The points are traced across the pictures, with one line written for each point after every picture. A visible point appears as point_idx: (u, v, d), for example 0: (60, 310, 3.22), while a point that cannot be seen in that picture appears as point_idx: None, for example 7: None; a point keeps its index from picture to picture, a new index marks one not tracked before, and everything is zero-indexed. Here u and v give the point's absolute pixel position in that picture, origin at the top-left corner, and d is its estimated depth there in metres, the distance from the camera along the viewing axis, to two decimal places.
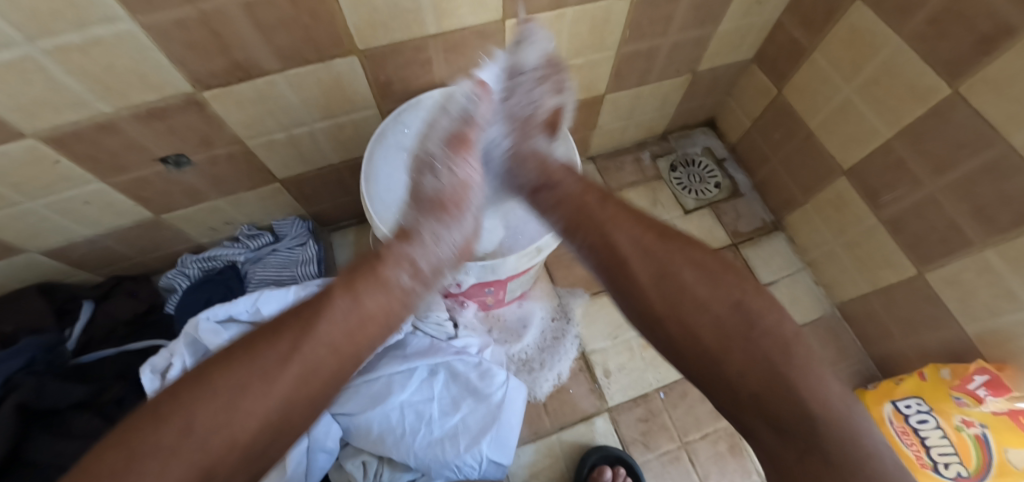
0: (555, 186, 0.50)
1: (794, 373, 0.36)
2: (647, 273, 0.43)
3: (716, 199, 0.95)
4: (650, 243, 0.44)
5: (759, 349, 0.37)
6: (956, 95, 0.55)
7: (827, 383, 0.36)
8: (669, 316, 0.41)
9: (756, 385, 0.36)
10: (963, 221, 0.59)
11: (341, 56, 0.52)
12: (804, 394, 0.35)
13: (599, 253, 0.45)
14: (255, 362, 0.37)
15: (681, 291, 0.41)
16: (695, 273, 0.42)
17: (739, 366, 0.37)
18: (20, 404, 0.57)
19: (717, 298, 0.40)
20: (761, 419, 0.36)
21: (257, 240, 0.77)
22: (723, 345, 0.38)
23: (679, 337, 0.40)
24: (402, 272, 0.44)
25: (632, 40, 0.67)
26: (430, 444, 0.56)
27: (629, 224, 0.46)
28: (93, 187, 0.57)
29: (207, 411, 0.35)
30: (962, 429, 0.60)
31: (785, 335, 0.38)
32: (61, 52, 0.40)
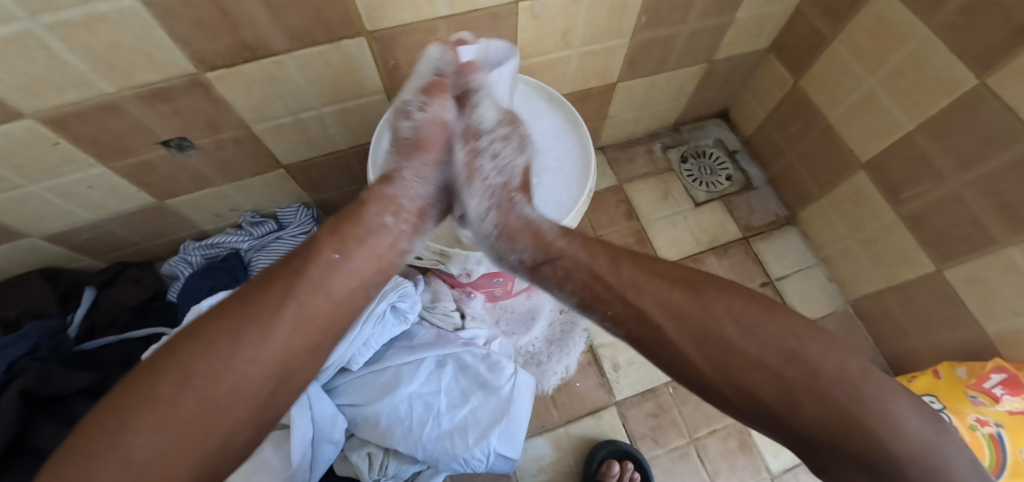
0: (558, 258, 0.44)
1: (872, 420, 0.33)
2: (687, 340, 0.38)
3: (728, 192, 0.93)
4: (680, 302, 0.39)
5: (835, 400, 0.34)
6: (984, 87, 0.53)
7: (914, 424, 0.33)
8: (724, 379, 0.37)
9: (830, 437, 0.34)
10: (988, 218, 0.58)
11: (350, 37, 0.51)
12: (886, 440, 0.32)
13: (631, 324, 0.40)
14: (251, 310, 0.36)
15: (727, 349, 0.37)
16: (737, 328, 0.38)
17: (813, 418, 0.34)
18: (24, 389, 0.56)
19: (771, 352, 0.36)
20: (856, 471, 0.33)
21: (262, 228, 0.76)
22: (788, 403, 0.35)
23: (735, 399, 0.37)
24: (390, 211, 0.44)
25: (649, 27, 0.65)
26: (438, 436, 0.55)
27: (654, 283, 0.41)
28: (96, 170, 0.56)
29: (206, 362, 0.33)
30: (976, 428, 0.58)
31: (857, 378, 0.34)
32: (63, 28, 0.39)
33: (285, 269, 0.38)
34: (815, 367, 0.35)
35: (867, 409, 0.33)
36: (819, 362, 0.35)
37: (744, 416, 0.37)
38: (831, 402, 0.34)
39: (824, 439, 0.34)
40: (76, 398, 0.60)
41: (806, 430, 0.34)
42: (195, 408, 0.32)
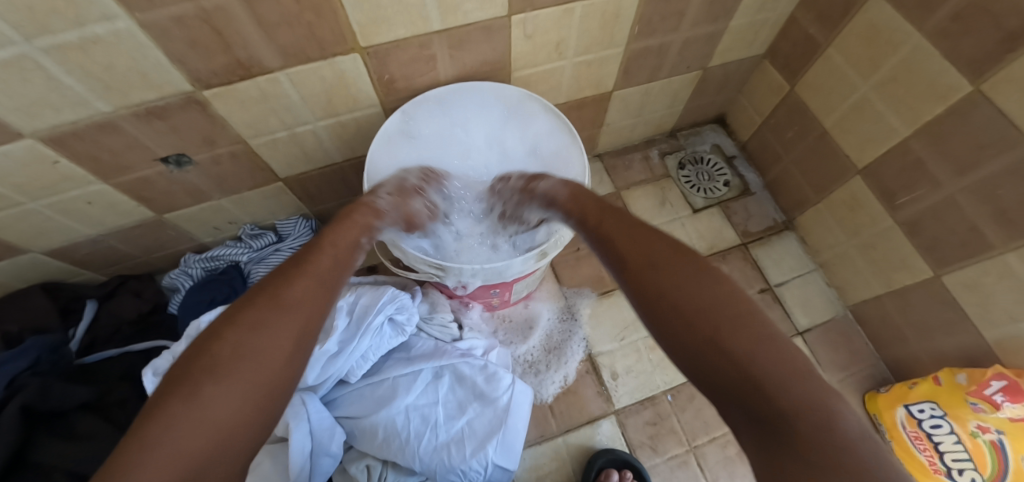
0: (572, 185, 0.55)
1: (782, 382, 0.30)
2: (631, 271, 0.42)
3: (725, 198, 0.93)
4: (624, 246, 0.44)
5: (735, 338, 0.33)
6: (978, 93, 0.53)
7: (811, 375, 0.31)
8: (655, 305, 0.38)
9: (739, 391, 0.31)
10: (984, 224, 0.57)
11: (344, 53, 0.51)
12: (777, 390, 0.30)
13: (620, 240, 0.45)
14: (265, 299, 0.37)
15: (657, 280, 0.39)
16: (663, 266, 0.40)
17: (718, 362, 0.32)
18: (24, 405, 0.57)
19: (684, 288, 0.37)
20: (744, 417, 0.31)
21: (260, 240, 0.77)
22: (702, 334, 0.34)
23: (659, 327, 0.37)
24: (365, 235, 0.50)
25: (642, 36, 0.66)
26: (435, 448, 0.55)
27: (616, 229, 0.46)
28: (94, 187, 0.57)
29: (243, 342, 0.33)
30: (978, 435, 0.59)
31: (773, 332, 0.33)
32: (60, 50, 0.39)
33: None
34: (729, 307, 0.35)
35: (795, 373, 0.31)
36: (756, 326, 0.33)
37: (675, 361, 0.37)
38: (730, 347, 0.32)
39: (727, 384, 0.32)
40: (77, 413, 0.61)
41: (717, 373, 0.32)
42: (251, 383, 0.32)
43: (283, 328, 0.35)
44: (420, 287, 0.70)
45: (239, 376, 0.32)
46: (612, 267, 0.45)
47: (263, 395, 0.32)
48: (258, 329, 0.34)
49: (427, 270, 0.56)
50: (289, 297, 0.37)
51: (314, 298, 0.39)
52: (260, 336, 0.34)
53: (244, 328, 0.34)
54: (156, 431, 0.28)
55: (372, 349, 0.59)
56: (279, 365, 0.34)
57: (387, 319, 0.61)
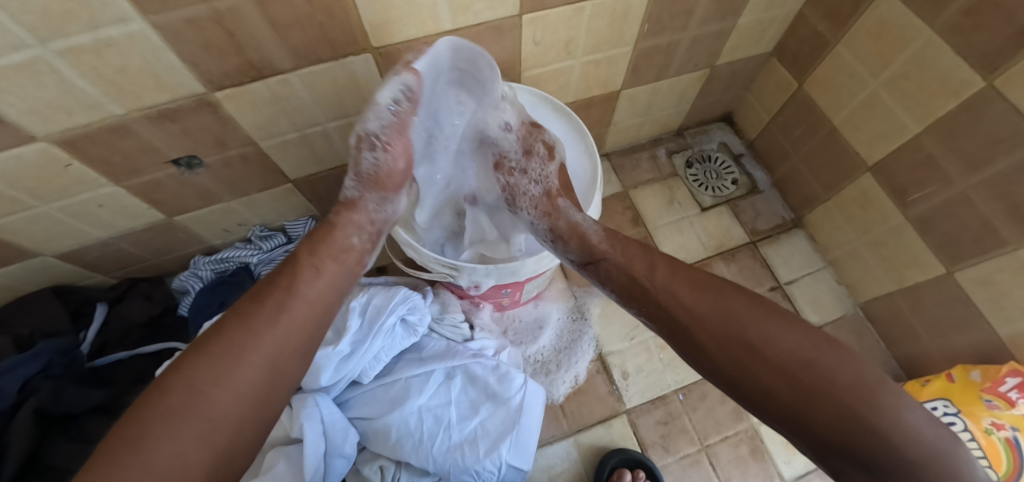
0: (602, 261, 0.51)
1: (880, 421, 0.35)
2: (709, 334, 0.42)
3: (734, 196, 0.93)
4: (704, 304, 0.43)
5: (845, 401, 0.36)
6: (990, 88, 0.53)
7: (913, 423, 0.35)
8: (745, 376, 0.40)
9: (841, 440, 0.36)
10: (998, 220, 0.57)
11: (354, 54, 0.51)
12: (897, 442, 0.35)
13: (661, 323, 0.46)
14: (244, 324, 0.40)
15: (749, 347, 0.40)
16: (760, 327, 0.41)
17: (826, 422, 0.36)
18: (38, 408, 0.57)
19: (789, 353, 0.39)
20: (855, 468, 0.36)
21: (270, 241, 0.77)
22: (806, 401, 0.37)
23: (757, 394, 0.40)
24: (353, 235, 0.49)
25: (651, 34, 0.66)
26: (449, 449, 0.55)
27: (683, 285, 0.45)
28: (106, 190, 0.57)
29: (206, 373, 0.37)
30: (993, 432, 0.58)
31: (867, 386, 0.37)
32: (74, 53, 0.39)
33: (274, 286, 0.43)
34: (829, 369, 0.38)
35: (879, 414, 0.35)
36: (835, 370, 0.38)
37: (766, 418, 0.40)
38: (849, 409, 0.36)
39: (840, 442, 0.36)
40: (88, 415, 0.60)
41: (826, 432, 0.36)
42: (211, 416, 0.36)
43: (244, 362, 0.38)
44: (430, 287, 0.70)
45: (190, 413, 0.35)
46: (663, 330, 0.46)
47: (230, 427, 0.37)
48: (229, 361, 0.38)
49: (440, 270, 0.56)
50: (265, 321, 0.40)
51: (302, 318, 0.42)
52: (229, 370, 0.38)
53: (213, 359, 0.37)
54: (115, 459, 0.33)
55: (384, 350, 0.59)
56: (241, 396, 0.37)
57: (398, 320, 0.61)
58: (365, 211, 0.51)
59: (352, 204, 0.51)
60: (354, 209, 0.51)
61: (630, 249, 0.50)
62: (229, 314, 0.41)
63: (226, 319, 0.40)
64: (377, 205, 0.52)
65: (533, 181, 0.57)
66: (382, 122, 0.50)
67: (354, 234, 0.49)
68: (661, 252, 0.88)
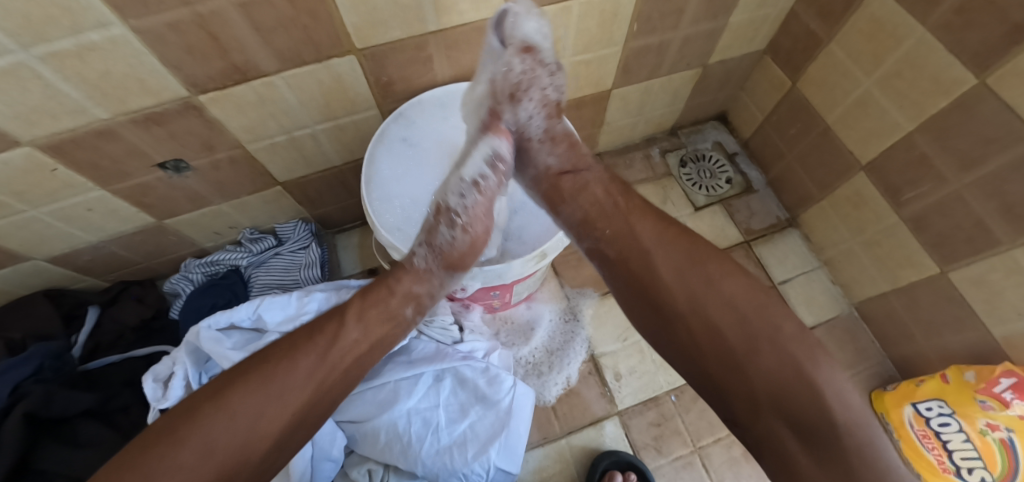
0: (581, 171, 0.50)
1: (815, 374, 0.37)
2: (667, 266, 0.43)
3: (728, 196, 0.93)
4: (672, 237, 0.44)
5: (787, 351, 0.37)
6: (983, 87, 0.52)
7: (845, 388, 0.37)
8: (694, 314, 0.40)
9: (776, 388, 0.37)
10: (991, 219, 0.57)
11: (340, 56, 0.51)
12: (828, 400, 0.36)
13: (618, 244, 0.45)
14: (287, 364, 0.41)
15: (705, 282, 0.41)
16: (721, 269, 0.42)
17: (767, 369, 0.37)
18: (28, 412, 0.57)
19: (744, 296, 0.40)
20: (785, 425, 0.37)
21: (261, 244, 0.77)
22: (750, 347, 0.38)
23: (700, 333, 0.40)
24: (414, 285, 0.48)
25: (641, 34, 0.65)
26: (437, 451, 0.55)
27: (651, 219, 0.46)
28: (95, 193, 0.57)
29: (244, 408, 0.38)
30: (987, 434, 0.58)
31: (808, 340, 0.38)
32: (56, 58, 0.39)
33: None
34: (778, 320, 0.39)
35: (817, 367, 0.37)
36: (784, 322, 0.39)
37: (702, 371, 0.40)
38: (789, 357, 0.37)
39: (774, 392, 0.37)
40: (80, 419, 0.61)
41: (762, 382, 0.37)
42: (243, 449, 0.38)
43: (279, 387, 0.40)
44: None
45: (228, 433, 0.38)
46: (613, 264, 0.46)
47: (258, 461, 0.39)
48: (265, 385, 0.40)
49: None
50: (302, 350, 0.42)
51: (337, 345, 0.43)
52: (265, 395, 0.39)
53: (251, 382, 0.39)
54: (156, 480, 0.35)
55: None
56: (274, 419, 0.39)
57: None
58: (443, 233, 0.48)
59: (440, 210, 0.48)
60: (436, 227, 0.48)
61: (609, 187, 0.49)
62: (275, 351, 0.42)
63: (268, 346, 0.42)
64: (442, 280, 0.49)
65: (515, 157, 0.51)
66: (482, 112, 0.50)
67: (408, 304, 0.48)
68: None
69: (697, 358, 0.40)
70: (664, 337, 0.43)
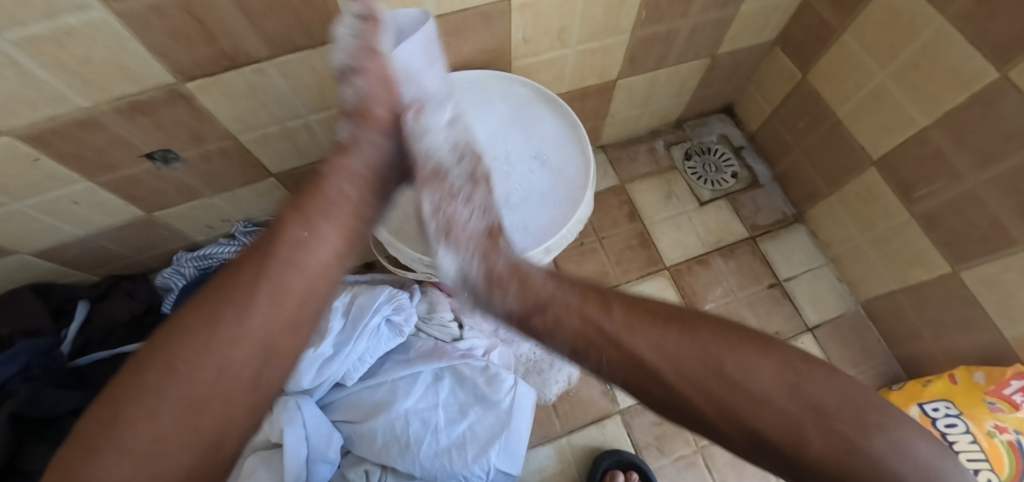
0: (546, 307, 0.42)
1: (880, 451, 0.33)
2: (687, 389, 0.38)
3: (734, 190, 0.91)
4: (675, 352, 0.38)
5: (839, 432, 0.34)
6: (1004, 80, 0.50)
7: (913, 452, 0.34)
8: (727, 418, 0.37)
9: (835, 473, 0.34)
10: (1007, 218, 0.55)
11: (335, 42, 0.49)
12: (900, 475, 0.33)
13: (625, 368, 0.40)
14: (214, 329, 0.35)
15: (734, 386, 0.37)
16: (733, 359, 0.38)
17: (821, 452, 0.34)
18: (15, 412, 0.55)
19: (773, 384, 0.36)
20: None
21: (254, 237, 0.73)
22: (796, 442, 0.35)
23: (741, 440, 0.37)
24: (342, 230, 0.41)
25: (648, 22, 0.63)
26: (436, 453, 0.53)
27: (651, 326, 0.40)
28: (80, 186, 0.55)
29: (180, 373, 0.33)
30: (995, 435, 0.57)
31: (862, 412, 0.35)
32: (32, 43, 0.37)
33: None
34: (813, 397, 0.36)
35: (872, 436, 0.34)
36: (821, 394, 0.36)
37: (747, 457, 0.38)
38: (842, 438, 0.34)
39: (835, 478, 0.34)
40: (68, 418, 0.59)
41: (818, 473, 0.35)
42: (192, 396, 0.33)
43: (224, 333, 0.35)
44: (417, 286, 0.68)
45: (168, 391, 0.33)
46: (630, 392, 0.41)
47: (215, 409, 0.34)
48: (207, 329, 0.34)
49: (423, 269, 0.52)
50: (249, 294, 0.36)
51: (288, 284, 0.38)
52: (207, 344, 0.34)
53: (191, 334, 0.34)
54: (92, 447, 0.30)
55: (368, 351, 0.57)
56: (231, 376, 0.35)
57: (384, 320, 0.59)
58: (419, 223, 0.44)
59: (340, 174, 0.43)
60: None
61: (584, 304, 0.42)
62: (197, 305, 0.36)
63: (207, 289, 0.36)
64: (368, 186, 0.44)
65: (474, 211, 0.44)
66: (444, 115, 0.47)
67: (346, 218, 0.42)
68: (658, 248, 0.86)
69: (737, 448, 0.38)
70: (706, 437, 0.39)
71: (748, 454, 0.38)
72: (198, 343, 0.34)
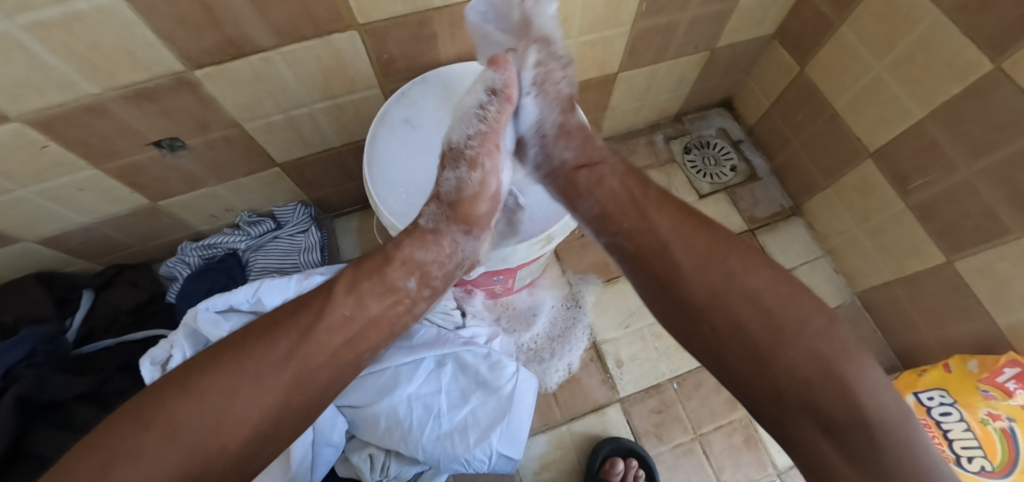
0: (598, 164, 0.49)
1: (848, 371, 0.35)
2: (689, 260, 0.41)
3: (732, 183, 0.92)
4: (689, 231, 0.42)
5: (816, 348, 0.35)
6: (998, 72, 0.51)
7: (880, 384, 0.35)
8: (710, 307, 0.39)
9: (802, 386, 0.35)
10: (1001, 207, 0.56)
11: (339, 31, 0.49)
12: (857, 391, 0.34)
13: (636, 239, 0.43)
14: (245, 364, 0.37)
15: (726, 278, 0.39)
16: (742, 264, 0.40)
17: (792, 364, 0.35)
18: (20, 396, 0.56)
19: (766, 289, 0.38)
20: (815, 426, 0.35)
21: (258, 227, 0.75)
22: (773, 341, 0.36)
23: (723, 330, 0.38)
24: (409, 278, 0.43)
25: (649, 14, 0.63)
26: (438, 437, 0.54)
27: (668, 211, 0.44)
28: (86, 173, 0.55)
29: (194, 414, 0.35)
30: (988, 423, 0.58)
31: (839, 338, 0.36)
32: (42, 28, 0.37)
33: None
34: (806, 316, 0.37)
35: (856, 372, 0.35)
36: (806, 314, 0.37)
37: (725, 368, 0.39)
38: (817, 352, 0.35)
39: (799, 383, 0.35)
40: (73, 404, 0.59)
41: (788, 379, 0.35)
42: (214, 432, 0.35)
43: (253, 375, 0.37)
44: None
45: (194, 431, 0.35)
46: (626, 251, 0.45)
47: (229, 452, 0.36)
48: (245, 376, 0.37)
49: None
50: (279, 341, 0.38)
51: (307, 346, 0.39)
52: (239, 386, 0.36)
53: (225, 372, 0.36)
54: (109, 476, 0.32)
55: None
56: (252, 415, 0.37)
57: None
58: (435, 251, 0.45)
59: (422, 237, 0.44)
60: (421, 245, 0.44)
61: (625, 178, 0.47)
62: (233, 347, 0.38)
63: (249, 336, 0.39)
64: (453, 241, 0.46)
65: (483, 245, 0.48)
66: (472, 131, 0.48)
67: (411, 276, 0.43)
68: None
69: (714, 350, 0.39)
70: (681, 340, 0.42)
71: (728, 376, 0.39)
72: (234, 374, 0.37)
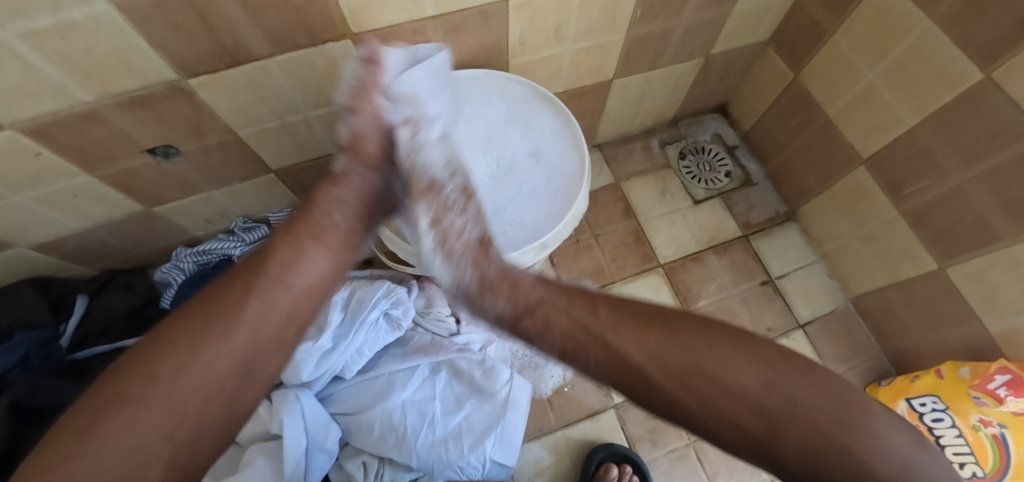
0: (534, 310, 0.45)
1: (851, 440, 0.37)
2: (670, 381, 0.41)
3: (728, 188, 0.92)
4: (664, 351, 0.42)
5: (817, 423, 0.38)
6: (989, 81, 0.51)
7: (880, 437, 0.37)
8: (710, 403, 0.40)
9: (808, 459, 0.38)
10: (992, 215, 0.56)
11: (334, 38, 0.49)
12: (870, 463, 0.36)
13: (612, 369, 0.43)
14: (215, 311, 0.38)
15: (713, 382, 0.40)
16: (723, 345, 0.41)
17: (796, 442, 0.38)
18: (14, 402, 0.56)
19: (752, 376, 0.40)
20: None
21: (253, 233, 0.74)
22: (770, 431, 0.38)
23: (722, 430, 0.40)
24: None
25: (643, 21, 0.64)
26: (432, 444, 0.54)
27: (634, 328, 0.43)
28: (81, 179, 0.55)
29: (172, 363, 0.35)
30: (979, 429, 0.58)
31: (836, 407, 0.38)
32: (36, 37, 0.37)
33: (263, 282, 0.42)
34: (798, 382, 0.39)
35: (847, 432, 0.37)
36: (796, 391, 0.39)
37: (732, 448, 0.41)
38: (816, 425, 0.38)
39: (806, 456, 0.38)
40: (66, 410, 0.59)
41: (793, 450, 0.38)
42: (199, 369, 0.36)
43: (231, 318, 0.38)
44: (416, 281, 0.69)
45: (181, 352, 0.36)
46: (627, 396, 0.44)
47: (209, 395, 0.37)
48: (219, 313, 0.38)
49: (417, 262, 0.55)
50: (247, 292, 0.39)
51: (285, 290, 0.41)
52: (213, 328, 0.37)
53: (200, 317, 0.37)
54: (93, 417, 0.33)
55: (367, 344, 0.58)
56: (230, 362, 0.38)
57: (382, 314, 0.60)
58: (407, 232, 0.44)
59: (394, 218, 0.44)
60: (394, 224, 0.44)
61: (570, 301, 0.46)
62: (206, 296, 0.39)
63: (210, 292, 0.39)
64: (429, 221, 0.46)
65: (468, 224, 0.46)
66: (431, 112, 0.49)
67: None
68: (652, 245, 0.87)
69: (718, 438, 0.40)
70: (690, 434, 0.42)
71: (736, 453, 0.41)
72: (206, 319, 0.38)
